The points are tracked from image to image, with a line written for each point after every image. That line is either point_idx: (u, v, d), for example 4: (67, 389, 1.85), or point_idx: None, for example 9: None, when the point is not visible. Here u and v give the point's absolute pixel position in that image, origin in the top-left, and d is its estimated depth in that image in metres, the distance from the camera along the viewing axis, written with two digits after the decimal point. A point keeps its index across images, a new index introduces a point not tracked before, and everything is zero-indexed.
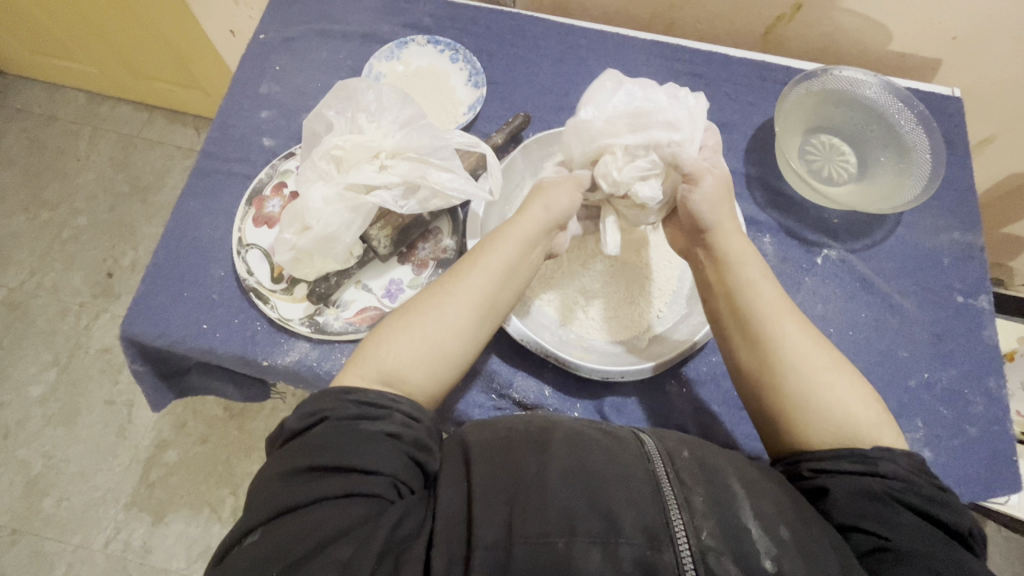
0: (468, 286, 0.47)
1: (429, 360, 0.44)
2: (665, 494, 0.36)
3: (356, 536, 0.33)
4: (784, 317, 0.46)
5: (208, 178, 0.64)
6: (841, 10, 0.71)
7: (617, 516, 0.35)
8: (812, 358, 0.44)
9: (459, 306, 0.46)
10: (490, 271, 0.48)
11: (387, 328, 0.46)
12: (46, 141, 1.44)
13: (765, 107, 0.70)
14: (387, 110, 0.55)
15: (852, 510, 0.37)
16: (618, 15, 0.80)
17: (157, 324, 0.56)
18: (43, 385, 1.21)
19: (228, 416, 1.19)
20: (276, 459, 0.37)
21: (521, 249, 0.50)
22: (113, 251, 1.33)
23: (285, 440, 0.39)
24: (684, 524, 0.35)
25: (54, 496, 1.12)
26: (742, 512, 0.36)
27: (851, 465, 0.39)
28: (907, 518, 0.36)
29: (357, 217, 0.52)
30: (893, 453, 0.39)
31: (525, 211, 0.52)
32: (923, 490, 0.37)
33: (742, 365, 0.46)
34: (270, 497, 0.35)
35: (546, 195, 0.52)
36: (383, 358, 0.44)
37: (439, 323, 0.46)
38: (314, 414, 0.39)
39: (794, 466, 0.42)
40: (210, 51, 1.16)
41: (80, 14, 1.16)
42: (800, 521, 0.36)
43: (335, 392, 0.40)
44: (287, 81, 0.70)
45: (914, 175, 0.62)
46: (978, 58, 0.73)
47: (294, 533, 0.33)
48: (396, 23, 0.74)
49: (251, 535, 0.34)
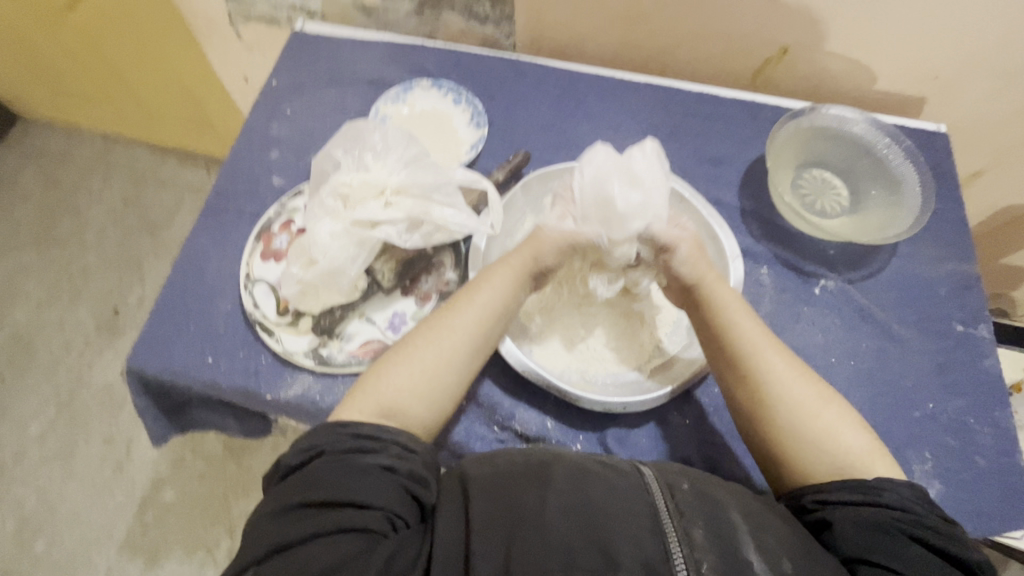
0: (465, 321, 0.48)
1: (428, 392, 0.45)
2: (663, 527, 0.36)
3: (350, 572, 0.33)
4: (768, 352, 0.47)
5: (218, 214, 0.66)
6: (826, 53, 0.74)
7: (615, 550, 0.34)
8: (799, 391, 0.45)
9: (456, 341, 0.47)
10: (485, 308, 0.49)
11: (387, 360, 0.47)
12: (59, 181, 1.49)
13: (757, 143, 0.72)
14: (393, 149, 0.57)
15: (857, 542, 0.37)
16: (614, 59, 0.83)
17: (161, 357, 0.57)
18: (42, 423, 1.20)
19: (227, 454, 1.17)
20: (274, 495, 0.37)
21: (516, 286, 0.52)
22: (120, 288, 1.35)
23: (283, 475, 0.39)
24: (683, 557, 0.35)
25: (46, 537, 1.10)
26: (743, 544, 0.36)
27: (855, 496, 0.39)
28: (914, 551, 0.36)
29: (362, 251, 0.54)
30: (895, 483, 0.39)
31: (514, 256, 0.53)
32: (927, 521, 0.37)
33: (736, 400, 0.47)
34: (266, 535, 0.35)
35: (537, 245, 0.54)
36: (383, 390, 0.44)
37: (437, 356, 0.46)
38: (311, 449, 0.39)
39: (797, 498, 0.42)
40: (224, 95, 1.21)
41: (101, 61, 1.22)
42: (802, 554, 0.36)
43: (331, 425, 0.40)
44: (297, 123, 0.73)
45: (905, 208, 0.64)
46: (960, 96, 0.76)
47: (290, 570, 0.33)
48: (402, 68, 0.78)
49: (246, 573, 0.34)
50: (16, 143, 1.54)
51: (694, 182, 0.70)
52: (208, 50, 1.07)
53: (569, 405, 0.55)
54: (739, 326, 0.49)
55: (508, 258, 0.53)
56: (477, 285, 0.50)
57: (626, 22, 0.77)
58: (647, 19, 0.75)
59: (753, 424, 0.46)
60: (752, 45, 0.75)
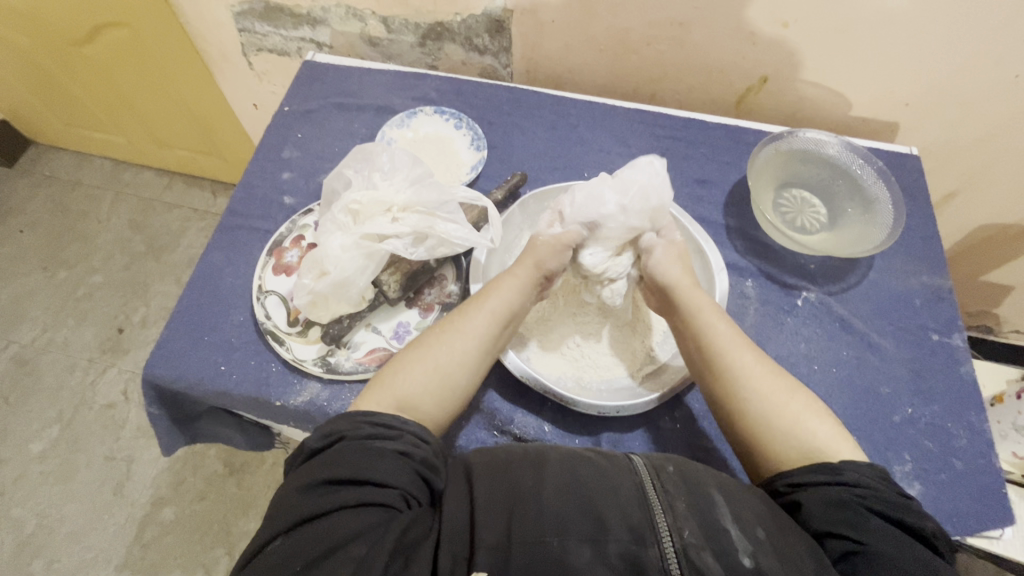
0: (474, 326, 0.52)
1: (441, 391, 0.48)
2: (651, 500, 0.39)
3: (368, 539, 0.36)
4: (738, 351, 0.51)
5: (231, 232, 0.69)
6: (802, 82, 0.80)
7: (605, 518, 0.38)
8: (770, 382, 0.49)
9: (467, 344, 0.51)
10: (493, 316, 0.53)
11: (401, 359, 0.50)
12: (69, 205, 1.53)
13: (740, 165, 0.77)
14: (399, 170, 0.61)
15: (823, 518, 0.40)
16: (605, 88, 0.89)
17: (177, 366, 0.59)
18: (44, 442, 1.21)
19: (228, 472, 1.18)
20: (297, 474, 0.40)
21: (521, 293, 0.55)
22: (125, 308, 1.38)
23: (305, 458, 0.42)
24: (668, 525, 0.38)
25: (44, 557, 1.09)
26: (721, 515, 0.39)
27: (821, 477, 0.42)
28: (874, 522, 0.39)
29: (370, 263, 0.58)
30: (856, 463, 0.43)
31: (521, 268, 0.56)
32: (885, 495, 0.41)
33: (714, 397, 0.50)
34: (291, 507, 0.38)
35: (537, 253, 0.57)
36: (398, 386, 0.47)
37: (450, 358, 0.50)
38: (333, 434, 0.42)
39: (769, 484, 0.45)
40: (232, 122, 1.27)
41: (115, 90, 1.27)
42: (775, 527, 0.39)
43: (352, 414, 0.44)
44: (308, 147, 0.78)
45: (879, 224, 0.68)
46: (929, 122, 0.81)
47: (314, 536, 0.36)
48: (406, 96, 0.83)
49: (272, 542, 0.37)
50: (28, 169, 1.58)
51: (681, 201, 0.75)
52: (220, 79, 1.13)
53: (565, 410, 0.58)
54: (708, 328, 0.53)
55: (515, 267, 0.57)
56: (485, 293, 0.54)
57: (616, 54, 0.82)
58: (635, 52, 0.81)
59: (739, 423, 0.49)
60: (733, 75, 0.81)
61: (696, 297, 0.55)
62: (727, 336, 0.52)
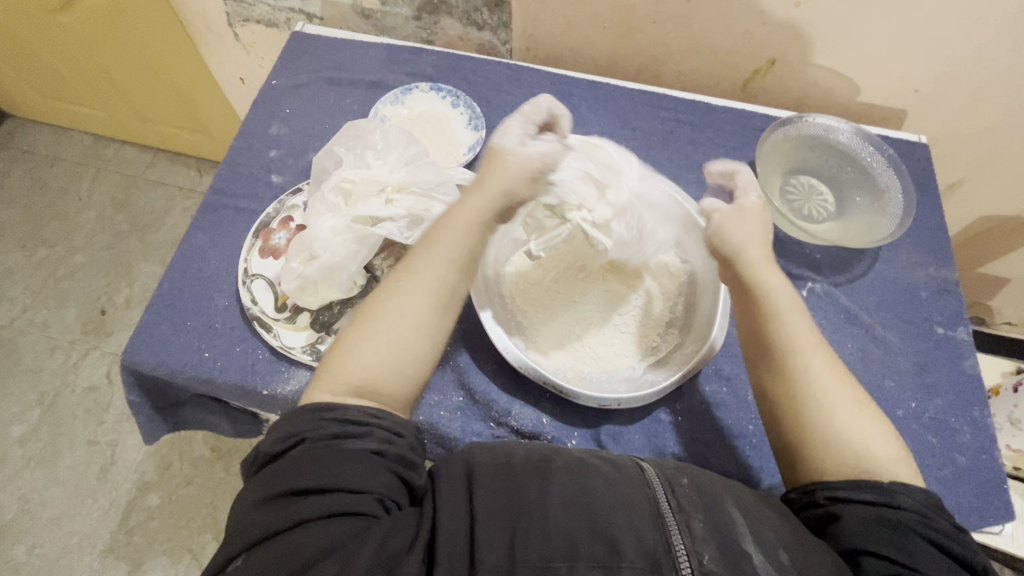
0: (428, 267, 0.49)
1: (402, 364, 0.45)
2: (665, 521, 0.38)
3: (346, 554, 0.35)
4: (810, 352, 0.48)
5: (216, 212, 0.66)
6: (812, 66, 0.77)
7: (619, 542, 0.37)
8: (821, 395, 0.46)
9: (417, 304, 0.47)
10: (448, 262, 0.49)
11: (351, 337, 0.46)
12: (48, 180, 1.47)
13: (746, 151, 0.75)
14: (393, 149, 0.59)
15: (866, 537, 0.39)
16: (608, 67, 0.85)
17: (158, 353, 0.56)
18: (25, 425, 1.18)
19: (215, 457, 1.16)
20: (258, 483, 0.38)
21: (477, 233, 0.51)
22: (108, 288, 1.34)
23: (266, 463, 0.40)
24: (685, 549, 0.37)
25: (26, 543, 1.07)
26: (742, 537, 0.38)
27: (869, 496, 0.41)
28: (923, 550, 0.38)
29: (363, 248, 0.55)
30: (910, 488, 0.41)
31: (480, 192, 0.52)
32: (937, 525, 0.39)
33: (766, 391, 0.49)
34: (255, 524, 0.36)
35: (504, 176, 0.53)
36: (353, 368, 0.44)
37: (401, 326, 0.46)
38: (294, 436, 0.40)
39: (809, 493, 0.44)
40: (218, 95, 1.21)
41: (94, 62, 1.21)
42: (799, 547, 0.38)
43: (312, 411, 0.41)
44: (296, 123, 0.74)
45: (888, 214, 0.66)
46: (940, 110, 0.79)
47: (282, 557, 0.34)
48: (400, 72, 0.79)
49: (237, 560, 0.35)
50: (5, 142, 1.52)
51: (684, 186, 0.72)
52: (205, 51, 1.08)
53: (564, 402, 0.56)
54: (784, 321, 0.49)
55: (469, 195, 0.52)
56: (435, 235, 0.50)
57: (620, 32, 0.79)
58: (639, 30, 0.78)
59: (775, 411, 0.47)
60: (741, 56, 0.78)
61: (775, 282, 0.52)
62: (810, 334, 0.49)
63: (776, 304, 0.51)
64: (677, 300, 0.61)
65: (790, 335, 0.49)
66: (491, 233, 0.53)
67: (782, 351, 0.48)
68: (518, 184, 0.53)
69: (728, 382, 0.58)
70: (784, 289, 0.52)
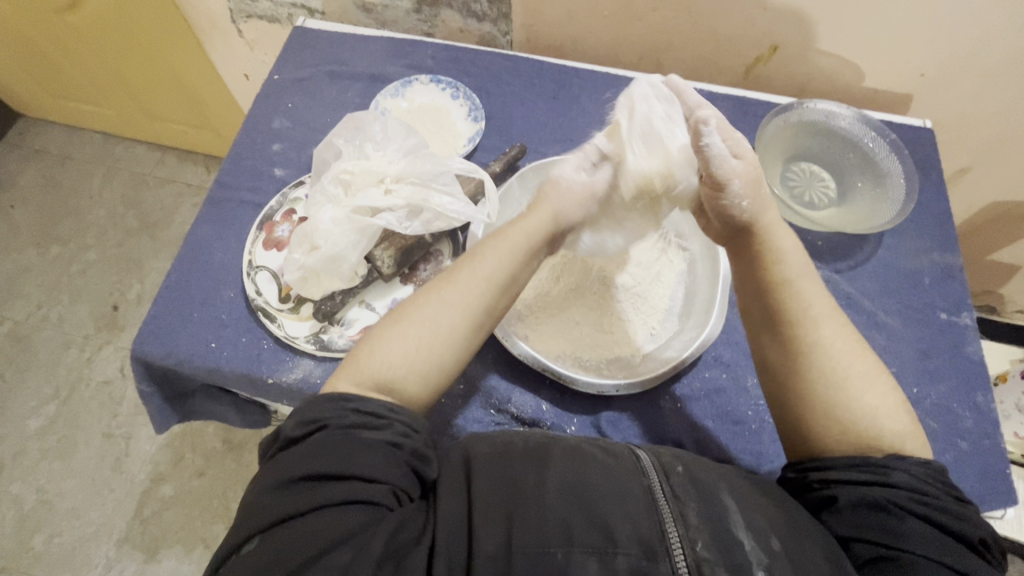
0: (462, 287, 0.49)
1: (425, 368, 0.46)
2: (660, 509, 0.39)
3: (356, 542, 0.36)
4: (821, 323, 0.48)
5: (221, 205, 0.67)
6: (816, 52, 0.76)
7: (614, 529, 0.37)
8: (847, 365, 0.46)
9: (456, 311, 0.48)
10: (488, 282, 0.49)
11: (384, 329, 0.47)
12: (60, 179, 1.50)
13: (747, 138, 0.74)
14: (392, 139, 0.59)
15: (854, 521, 0.40)
16: (608, 56, 0.85)
17: (166, 343, 0.58)
18: (43, 419, 1.21)
19: (226, 449, 1.18)
20: (275, 467, 0.39)
21: (522, 257, 0.51)
22: (120, 284, 1.36)
23: (283, 446, 0.41)
24: (679, 537, 0.38)
25: (45, 532, 1.10)
26: (733, 525, 0.39)
27: (862, 475, 0.41)
28: (913, 526, 0.38)
29: (363, 239, 0.56)
30: (906, 463, 0.41)
31: (532, 215, 0.53)
32: (932, 500, 0.39)
33: (774, 365, 0.48)
34: (268, 507, 0.37)
35: (553, 202, 0.54)
36: (378, 367, 0.45)
37: (433, 330, 0.47)
38: (313, 422, 0.41)
39: (804, 476, 0.44)
40: (223, 92, 1.23)
41: (101, 61, 1.23)
42: (790, 534, 0.39)
43: (332, 400, 0.42)
44: (298, 117, 0.75)
45: (890, 200, 0.66)
46: (946, 95, 0.78)
47: (295, 541, 0.35)
48: (401, 65, 0.79)
49: (249, 542, 0.36)
50: (16, 142, 1.55)
51: None
52: (210, 48, 1.09)
53: (563, 389, 0.57)
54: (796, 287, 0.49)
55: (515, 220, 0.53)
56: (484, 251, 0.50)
57: (620, 21, 0.79)
58: (638, 18, 0.77)
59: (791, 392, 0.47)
60: (742, 43, 0.77)
61: (787, 248, 0.52)
62: (824, 307, 0.49)
63: (790, 274, 0.50)
64: (674, 287, 0.62)
65: (798, 306, 0.48)
66: (536, 257, 0.53)
67: (789, 337, 0.48)
68: (567, 208, 0.54)
69: (728, 369, 0.58)
70: (799, 260, 0.51)
